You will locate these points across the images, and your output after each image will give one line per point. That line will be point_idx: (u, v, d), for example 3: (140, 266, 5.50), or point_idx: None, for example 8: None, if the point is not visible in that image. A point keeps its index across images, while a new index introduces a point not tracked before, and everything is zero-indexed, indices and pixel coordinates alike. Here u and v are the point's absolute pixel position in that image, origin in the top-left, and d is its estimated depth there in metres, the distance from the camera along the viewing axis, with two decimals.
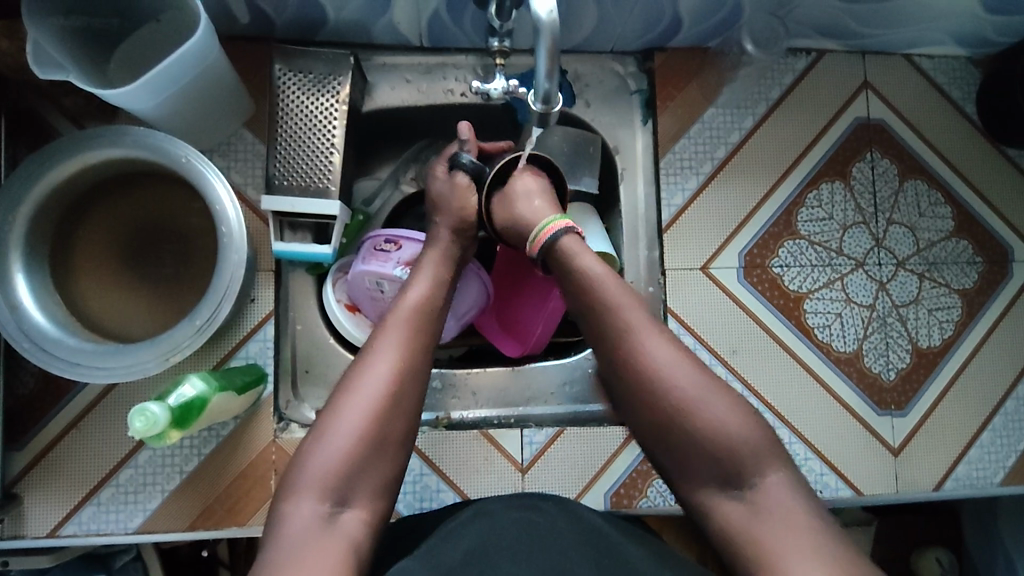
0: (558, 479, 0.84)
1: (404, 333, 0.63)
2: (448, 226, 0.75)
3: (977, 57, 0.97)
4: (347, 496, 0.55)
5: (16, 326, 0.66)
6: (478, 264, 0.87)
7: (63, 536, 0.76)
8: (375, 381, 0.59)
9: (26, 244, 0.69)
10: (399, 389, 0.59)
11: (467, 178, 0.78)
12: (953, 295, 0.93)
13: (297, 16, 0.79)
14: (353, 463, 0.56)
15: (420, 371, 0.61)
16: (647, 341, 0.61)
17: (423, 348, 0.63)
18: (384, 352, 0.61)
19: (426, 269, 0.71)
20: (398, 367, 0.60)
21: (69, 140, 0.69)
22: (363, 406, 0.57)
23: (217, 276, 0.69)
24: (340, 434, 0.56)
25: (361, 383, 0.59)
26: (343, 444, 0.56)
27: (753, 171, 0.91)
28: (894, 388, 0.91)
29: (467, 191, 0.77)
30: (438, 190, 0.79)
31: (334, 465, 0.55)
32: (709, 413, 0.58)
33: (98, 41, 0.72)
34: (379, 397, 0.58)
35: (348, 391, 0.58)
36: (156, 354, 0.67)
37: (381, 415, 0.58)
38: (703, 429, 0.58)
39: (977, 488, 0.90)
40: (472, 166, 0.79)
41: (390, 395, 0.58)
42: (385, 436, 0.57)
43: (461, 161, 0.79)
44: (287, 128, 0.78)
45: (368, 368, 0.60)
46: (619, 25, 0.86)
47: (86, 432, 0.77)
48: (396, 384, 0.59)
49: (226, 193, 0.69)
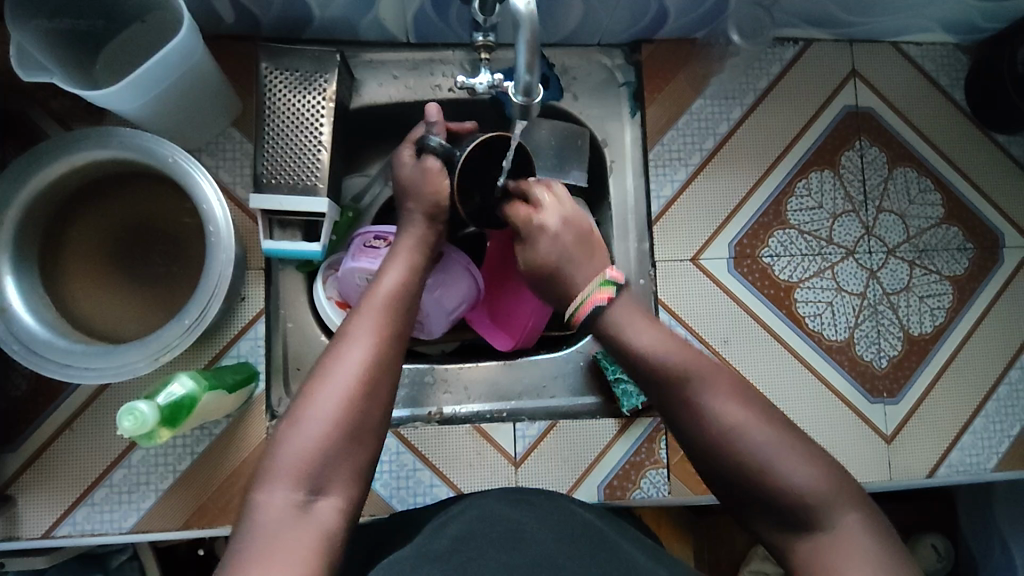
0: (551, 471, 0.84)
1: (378, 320, 0.63)
2: (419, 211, 0.75)
3: (965, 43, 0.97)
4: (333, 493, 0.55)
5: (6, 329, 0.66)
6: (457, 250, 0.87)
7: (58, 536, 0.76)
8: (349, 368, 0.59)
9: (14, 247, 0.69)
10: (373, 376, 0.59)
11: (436, 162, 0.76)
12: (943, 282, 0.93)
13: (283, 14, 0.79)
14: (328, 451, 0.55)
15: (394, 359, 0.61)
16: (712, 397, 0.57)
17: (397, 337, 0.63)
18: (359, 339, 0.61)
19: (400, 257, 0.71)
20: (373, 354, 0.60)
21: (56, 142, 0.69)
22: (337, 392, 0.57)
23: (206, 276, 0.69)
24: (312, 424, 0.56)
25: (334, 370, 0.58)
26: (314, 434, 0.55)
27: (743, 161, 0.91)
28: (886, 376, 0.91)
29: (437, 175, 0.75)
30: (408, 174, 0.78)
31: (317, 460, 0.55)
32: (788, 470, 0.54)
33: (83, 42, 0.72)
34: (352, 384, 0.58)
35: (322, 379, 0.58)
36: (145, 355, 0.67)
37: (355, 401, 0.57)
38: (780, 486, 0.54)
39: (970, 473, 0.90)
40: (442, 149, 0.76)
41: (363, 382, 0.58)
42: (360, 423, 0.57)
43: (429, 144, 0.77)
44: (274, 126, 0.78)
45: (342, 355, 0.60)
46: (605, 17, 0.86)
47: (79, 433, 0.77)
48: (370, 371, 0.59)
49: (213, 191, 0.70)
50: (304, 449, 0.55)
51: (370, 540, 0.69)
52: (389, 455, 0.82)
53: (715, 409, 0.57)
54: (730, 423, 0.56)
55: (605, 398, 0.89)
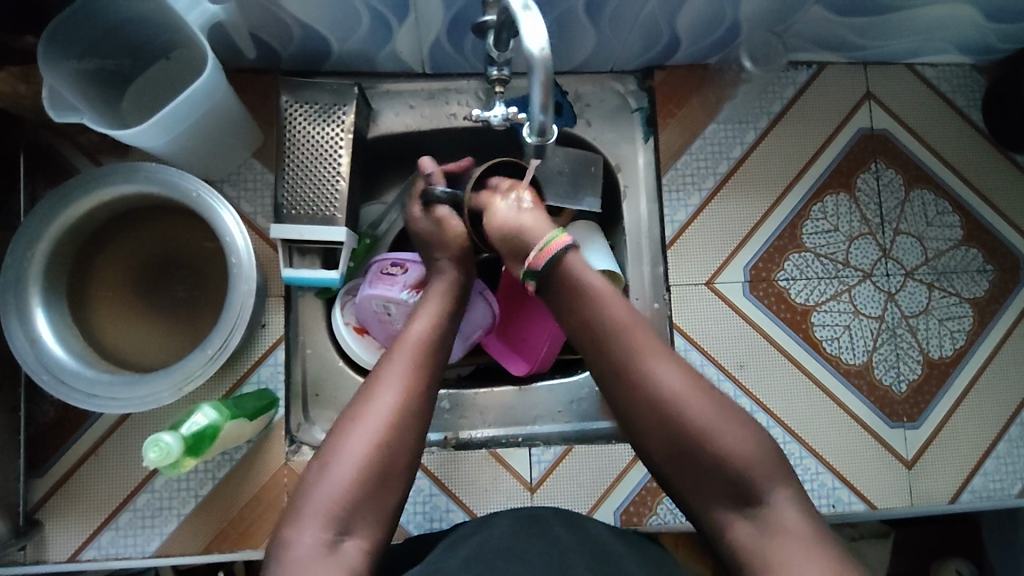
0: (566, 496, 0.84)
1: (411, 364, 0.64)
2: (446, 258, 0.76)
3: (981, 64, 0.97)
4: (355, 533, 0.56)
5: (36, 359, 0.68)
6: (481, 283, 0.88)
7: (83, 560, 0.78)
8: (381, 413, 0.60)
9: (44, 280, 0.71)
10: (403, 422, 0.60)
11: (446, 208, 0.79)
12: (963, 305, 0.92)
13: (302, 49, 0.81)
14: (352, 496, 0.57)
15: (425, 404, 0.63)
16: (658, 368, 0.64)
17: (430, 380, 0.64)
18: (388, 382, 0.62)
19: (433, 300, 0.72)
20: (403, 398, 0.61)
21: (84, 179, 0.71)
22: (367, 437, 0.58)
23: (227, 306, 0.71)
24: (342, 466, 0.57)
25: (367, 414, 0.60)
26: (345, 476, 0.57)
27: (757, 185, 0.91)
28: (906, 400, 0.90)
29: (449, 220, 0.78)
30: (424, 228, 0.80)
31: (342, 497, 0.56)
32: (712, 430, 0.61)
33: (111, 81, 0.75)
34: (381, 428, 0.59)
35: (353, 422, 0.60)
36: (169, 384, 0.69)
37: (384, 444, 0.59)
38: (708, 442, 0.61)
39: (995, 500, 0.88)
40: (447, 196, 0.80)
41: (393, 427, 0.59)
42: (387, 466, 0.59)
43: (435, 195, 0.80)
44: (295, 156, 0.80)
45: (373, 398, 0.61)
46: (618, 46, 0.87)
47: (104, 459, 0.79)
48: (399, 419, 0.60)
49: (235, 223, 0.71)
50: (330, 494, 0.56)
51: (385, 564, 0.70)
52: None
53: (652, 363, 0.64)
54: (667, 389, 0.62)
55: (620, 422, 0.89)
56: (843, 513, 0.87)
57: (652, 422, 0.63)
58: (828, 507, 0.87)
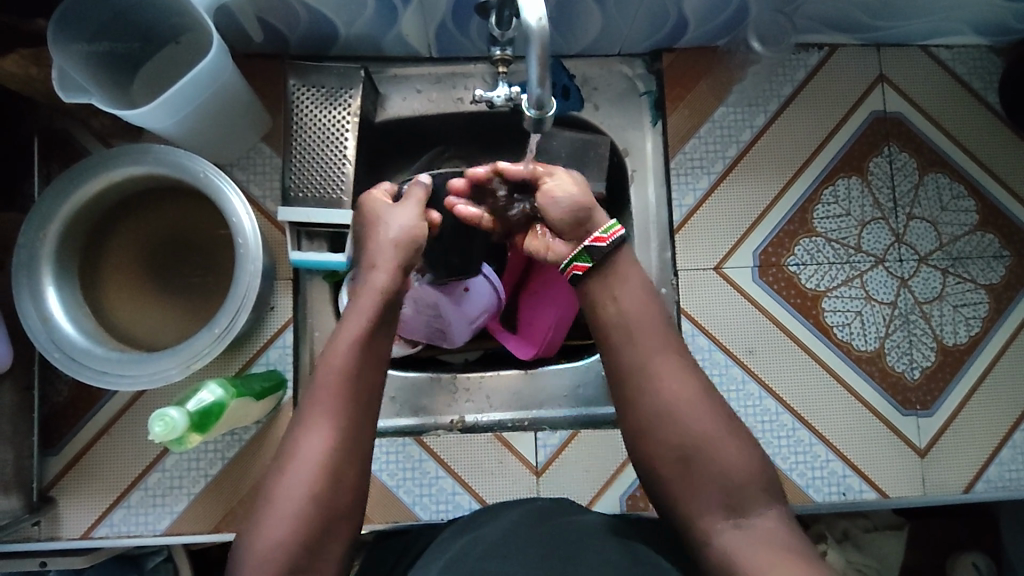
0: (571, 481, 0.84)
1: (337, 397, 0.60)
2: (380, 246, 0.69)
3: (998, 45, 0.94)
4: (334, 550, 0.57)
5: (48, 337, 0.70)
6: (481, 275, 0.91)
7: (96, 537, 0.79)
8: (304, 474, 0.57)
9: (55, 261, 0.72)
10: (338, 460, 0.58)
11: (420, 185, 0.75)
12: (979, 291, 0.90)
13: (310, 33, 0.82)
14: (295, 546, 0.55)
15: (356, 444, 0.60)
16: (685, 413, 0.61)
17: (358, 424, 0.61)
18: (318, 423, 0.59)
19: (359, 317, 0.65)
20: (329, 453, 0.58)
21: (95, 159, 0.72)
22: (299, 492, 0.57)
23: (235, 286, 0.72)
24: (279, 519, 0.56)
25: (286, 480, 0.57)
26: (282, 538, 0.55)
27: (766, 169, 0.90)
28: (919, 387, 0.88)
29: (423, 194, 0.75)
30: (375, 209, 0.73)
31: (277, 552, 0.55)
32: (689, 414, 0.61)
33: (123, 66, 0.76)
34: (312, 480, 0.57)
35: (281, 476, 0.58)
36: (177, 362, 0.70)
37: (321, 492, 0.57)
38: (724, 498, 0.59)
39: (1010, 490, 0.87)
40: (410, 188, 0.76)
41: (326, 476, 0.58)
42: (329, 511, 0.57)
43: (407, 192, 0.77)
44: (302, 140, 0.81)
45: (301, 447, 0.58)
46: (624, 29, 0.86)
47: (115, 438, 0.80)
48: (334, 462, 0.58)
49: (242, 205, 0.72)
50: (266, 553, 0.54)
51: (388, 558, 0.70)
52: (413, 462, 0.84)
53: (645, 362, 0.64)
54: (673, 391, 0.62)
55: None
56: (854, 501, 0.86)
57: (662, 433, 0.62)
58: (838, 496, 0.86)
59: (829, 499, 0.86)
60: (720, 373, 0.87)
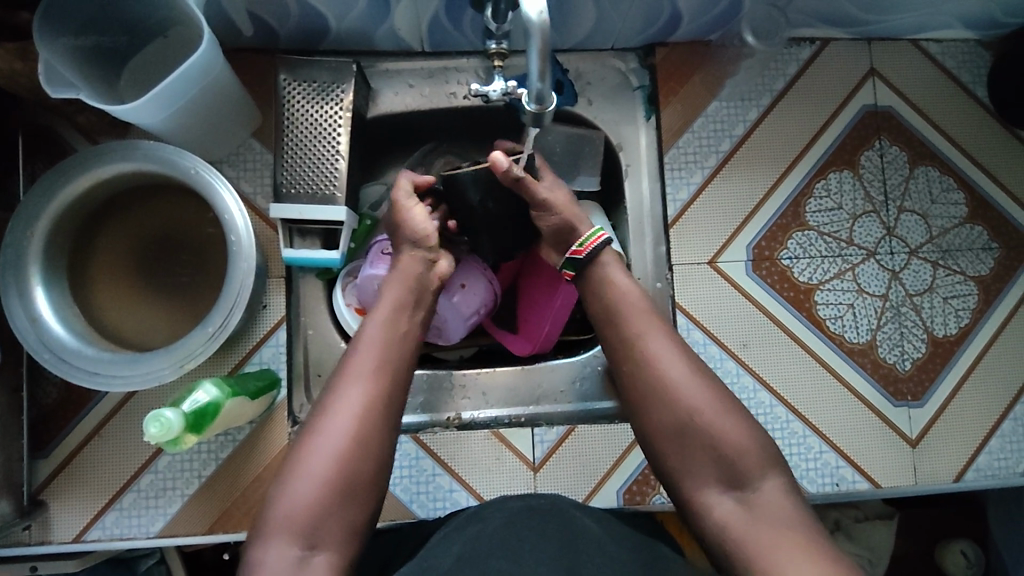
0: (568, 477, 0.84)
1: (373, 362, 0.64)
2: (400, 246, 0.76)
3: (986, 39, 0.95)
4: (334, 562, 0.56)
5: (37, 338, 0.68)
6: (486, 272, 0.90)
7: (88, 541, 0.78)
8: (337, 434, 0.59)
9: (43, 261, 0.71)
10: (371, 420, 0.60)
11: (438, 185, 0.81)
12: (968, 283, 0.92)
13: (301, 27, 0.81)
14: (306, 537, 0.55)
15: (389, 415, 0.62)
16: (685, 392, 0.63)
17: (391, 390, 0.63)
18: (351, 391, 0.61)
19: (392, 294, 0.70)
20: (362, 412, 0.60)
21: (82, 157, 0.71)
22: (333, 445, 0.58)
23: (228, 284, 0.71)
24: (312, 472, 0.57)
25: (319, 439, 0.59)
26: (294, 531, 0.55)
27: (759, 163, 0.91)
28: (910, 378, 0.89)
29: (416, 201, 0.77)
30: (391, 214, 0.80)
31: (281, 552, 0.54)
32: (681, 392, 0.63)
33: (110, 61, 0.74)
34: (346, 435, 0.59)
35: (315, 432, 0.60)
36: (170, 362, 0.69)
37: (354, 448, 0.59)
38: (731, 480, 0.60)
39: (999, 478, 0.88)
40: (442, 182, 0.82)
41: (357, 440, 0.59)
42: (356, 476, 0.58)
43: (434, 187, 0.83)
44: (294, 136, 0.80)
45: (337, 403, 0.61)
46: (617, 23, 0.86)
47: (107, 440, 0.79)
48: (367, 420, 0.60)
49: (234, 201, 0.71)
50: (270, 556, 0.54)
51: (387, 556, 0.70)
52: (409, 460, 0.83)
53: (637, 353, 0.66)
54: (672, 383, 0.63)
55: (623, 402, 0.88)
56: (847, 492, 0.87)
57: (670, 421, 0.63)
58: (831, 486, 0.87)
59: (822, 490, 0.87)
60: (715, 366, 0.88)
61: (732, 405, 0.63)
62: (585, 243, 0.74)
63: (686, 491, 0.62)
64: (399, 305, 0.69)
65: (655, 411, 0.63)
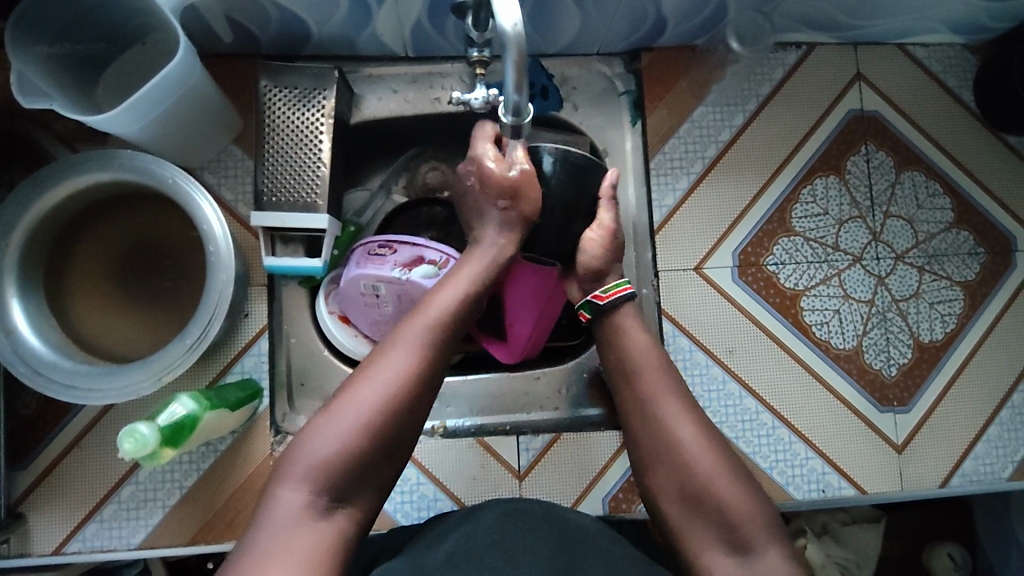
0: (553, 485, 0.84)
1: (434, 326, 0.62)
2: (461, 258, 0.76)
3: (973, 43, 0.95)
4: None
5: (13, 351, 0.67)
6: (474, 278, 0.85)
7: (68, 553, 0.77)
8: (382, 392, 0.58)
9: (19, 271, 0.70)
10: (418, 381, 0.59)
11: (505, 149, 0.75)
12: (955, 287, 0.91)
13: (282, 32, 0.80)
14: None
15: (432, 384, 0.61)
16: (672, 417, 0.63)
17: (442, 363, 0.62)
18: (408, 347, 0.60)
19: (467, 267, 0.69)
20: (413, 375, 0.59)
21: (58, 166, 0.70)
22: (375, 394, 0.57)
23: (207, 294, 0.70)
24: (346, 418, 0.56)
25: (366, 388, 0.58)
26: None
27: (745, 168, 0.90)
28: (896, 384, 0.89)
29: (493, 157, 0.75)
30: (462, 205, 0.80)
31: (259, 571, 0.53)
32: (686, 442, 0.63)
33: (86, 67, 0.73)
34: (391, 390, 0.58)
35: (363, 377, 0.59)
36: (149, 374, 0.68)
37: (393, 404, 0.57)
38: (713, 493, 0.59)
39: (985, 483, 0.88)
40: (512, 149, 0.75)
41: (400, 398, 0.58)
42: (381, 435, 0.57)
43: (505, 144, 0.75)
44: (274, 143, 0.79)
45: (389, 356, 0.60)
46: (602, 28, 0.85)
47: (86, 451, 0.78)
48: (413, 380, 0.59)
49: (213, 211, 0.70)
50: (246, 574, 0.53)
51: None
52: None
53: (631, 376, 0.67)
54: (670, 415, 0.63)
55: (609, 409, 0.88)
56: (833, 498, 0.87)
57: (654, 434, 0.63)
58: (817, 493, 0.87)
59: (808, 496, 0.86)
60: (701, 373, 0.87)
61: (740, 470, 0.62)
62: (608, 291, 0.74)
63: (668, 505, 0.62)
64: (471, 281, 0.68)
65: (660, 458, 0.63)
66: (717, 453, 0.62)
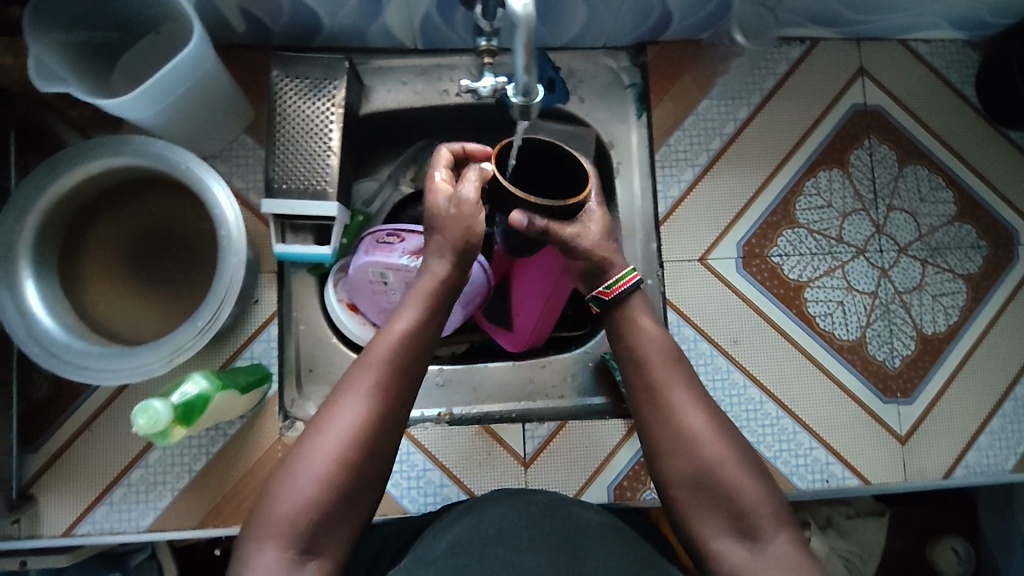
0: (559, 472, 0.84)
1: (383, 368, 0.60)
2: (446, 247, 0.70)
3: (974, 39, 0.96)
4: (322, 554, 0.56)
5: (27, 332, 0.68)
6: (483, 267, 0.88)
7: (78, 535, 0.78)
8: (335, 443, 0.57)
9: (33, 254, 0.71)
10: (372, 429, 0.58)
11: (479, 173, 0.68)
12: (958, 281, 0.92)
13: (293, 23, 0.81)
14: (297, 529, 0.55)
15: (389, 428, 0.60)
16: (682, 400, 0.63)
17: (397, 401, 0.60)
18: (357, 395, 0.59)
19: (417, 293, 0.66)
20: (364, 421, 0.58)
21: (74, 151, 0.71)
22: (330, 450, 0.57)
23: (218, 278, 0.71)
24: (304, 477, 0.56)
25: (320, 441, 0.57)
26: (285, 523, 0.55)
27: (749, 160, 0.91)
28: (900, 375, 0.90)
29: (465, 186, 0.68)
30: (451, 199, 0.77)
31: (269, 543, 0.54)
32: (691, 424, 0.63)
33: (101, 55, 0.75)
34: (346, 442, 0.57)
35: (317, 429, 0.58)
36: (159, 356, 0.69)
37: (350, 456, 0.57)
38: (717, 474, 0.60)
39: (988, 474, 0.89)
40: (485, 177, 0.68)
41: (355, 448, 0.57)
42: (345, 486, 0.57)
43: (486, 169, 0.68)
44: (285, 132, 0.80)
45: (340, 407, 0.59)
46: (608, 22, 0.87)
47: (97, 433, 0.79)
48: (367, 428, 0.58)
49: (225, 197, 0.71)
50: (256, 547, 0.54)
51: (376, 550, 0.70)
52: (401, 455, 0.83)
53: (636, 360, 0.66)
54: (676, 400, 0.64)
55: (614, 398, 0.89)
56: (837, 488, 0.87)
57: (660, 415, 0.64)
58: (821, 483, 0.87)
59: (812, 486, 0.87)
60: (706, 363, 0.88)
61: (746, 453, 0.63)
62: (614, 284, 0.70)
63: (674, 487, 0.62)
64: (422, 309, 0.65)
65: (667, 442, 0.63)
66: (723, 435, 0.63)
